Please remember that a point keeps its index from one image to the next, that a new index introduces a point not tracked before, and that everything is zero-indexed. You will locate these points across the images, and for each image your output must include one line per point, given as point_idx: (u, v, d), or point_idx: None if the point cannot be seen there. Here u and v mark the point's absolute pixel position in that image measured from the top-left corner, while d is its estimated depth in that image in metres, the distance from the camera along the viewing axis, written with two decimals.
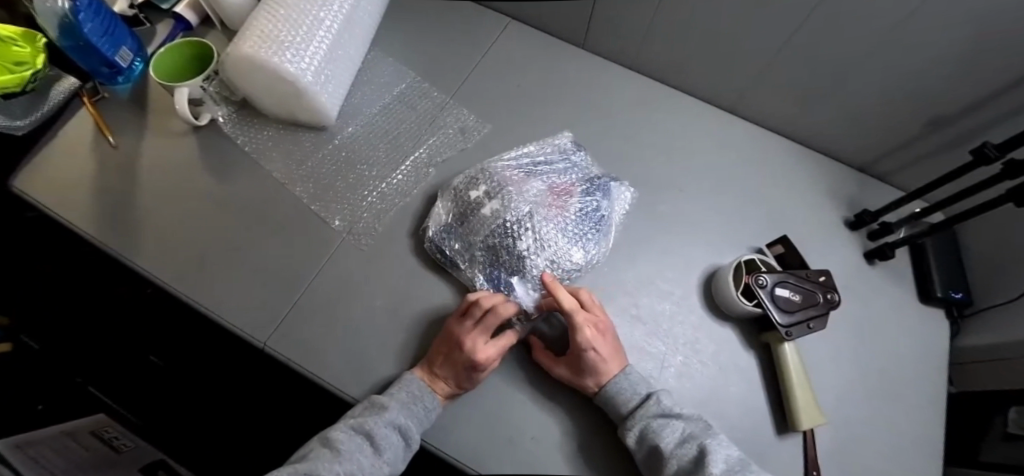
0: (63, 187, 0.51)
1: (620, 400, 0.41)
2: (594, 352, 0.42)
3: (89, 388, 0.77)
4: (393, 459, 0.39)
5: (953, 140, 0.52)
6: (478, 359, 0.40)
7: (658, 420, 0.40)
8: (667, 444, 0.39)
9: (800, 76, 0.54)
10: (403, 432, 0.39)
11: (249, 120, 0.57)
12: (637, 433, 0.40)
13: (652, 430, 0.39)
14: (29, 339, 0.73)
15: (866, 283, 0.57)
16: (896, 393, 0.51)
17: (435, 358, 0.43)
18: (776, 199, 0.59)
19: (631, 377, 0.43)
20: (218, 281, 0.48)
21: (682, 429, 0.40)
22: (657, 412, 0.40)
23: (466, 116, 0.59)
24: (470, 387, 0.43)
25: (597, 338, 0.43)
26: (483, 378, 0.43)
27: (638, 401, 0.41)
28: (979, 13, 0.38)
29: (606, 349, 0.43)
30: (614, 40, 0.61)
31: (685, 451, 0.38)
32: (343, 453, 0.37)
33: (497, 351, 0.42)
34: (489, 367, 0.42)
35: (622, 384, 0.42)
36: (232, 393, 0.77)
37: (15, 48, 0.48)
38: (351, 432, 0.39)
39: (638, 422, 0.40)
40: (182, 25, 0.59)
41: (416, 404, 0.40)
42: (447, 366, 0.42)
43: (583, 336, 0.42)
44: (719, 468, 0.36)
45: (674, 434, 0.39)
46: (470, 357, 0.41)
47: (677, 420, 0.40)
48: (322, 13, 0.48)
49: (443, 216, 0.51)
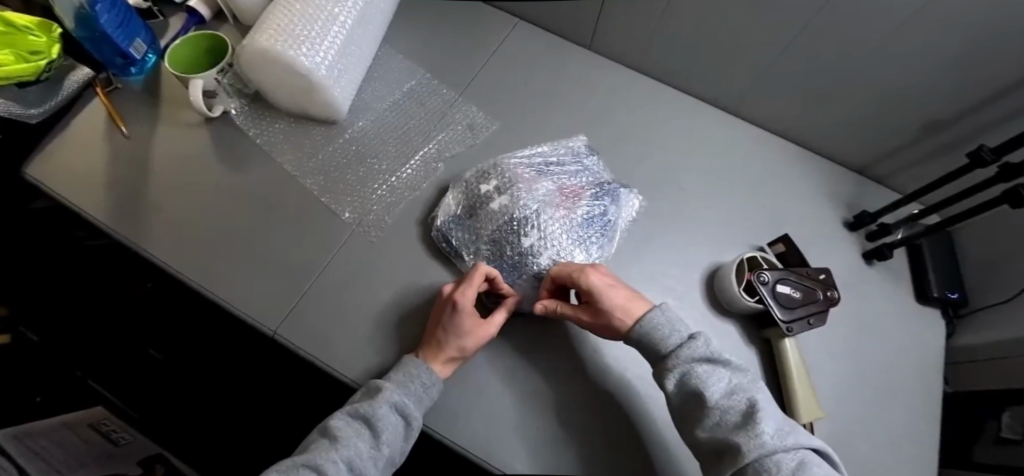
0: (77, 176, 0.52)
1: (660, 337, 0.40)
2: (602, 282, 0.42)
3: (89, 381, 0.76)
4: (393, 441, 0.39)
5: (950, 144, 0.54)
6: (456, 298, 0.43)
7: (702, 365, 0.37)
8: (713, 393, 0.36)
9: (803, 79, 0.55)
10: (401, 410, 0.39)
11: (261, 113, 0.57)
12: (678, 375, 0.38)
13: (694, 375, 0.37)
14: (28, 331, 0.68)
15: (864, 282, 0.58)
16: (893, 390, 0.53)
17: (430, 328, 0.45)
18: (776, 199, 0.61)
19: (669, 315, 0.41)
20: (230, 270, 0.49)
21: (729, 379, 0.37)
22: (702, 355, 0.38)
23: (475, 114, 0.60)
24: (461, 345, 0.42)
25: (594, 270, 0.43)
26: (472, 332, 0.42)
27: (679, 341, 0.39)
28: (977, 19, 0.39)
29: (602, 278, 0.43)
30: (621, 41, 0.62)
31: (732, 402, 0.35)
32: (341, 439, 0.38)
33: (474, 289, 0.43)
34: (472, 316, 0.43)
35: (658, 321, 0.40)
36: (235, 386, 0.78)
37: (32, 37, 0.49)
38: (348, 418, 0.39)
39: (680, 364, 0.38)
40: (195, 18, 0.60)
41: (412, 383, 0.40)
42: (434, 327, 0.44)
43: (561, 270, 0.44)
44: (771, 425, 0.33)
45: (721, 384, 0.36)
46: (450, 303, 0.43)
47: (723, 368, 0.37)
48: (337, 9, 0.49)
49: (453, 206, 0.52)
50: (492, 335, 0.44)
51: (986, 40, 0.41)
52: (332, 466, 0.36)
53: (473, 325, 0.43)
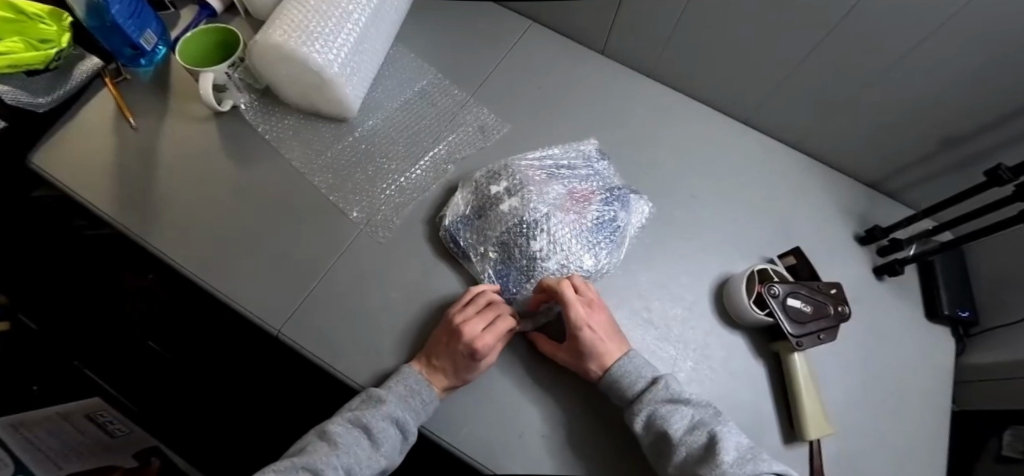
0: (83, 168, 0.51)
1: (627, 382, 0.42)
2: (591, 333, 0.43)
3: (87, 371, 0.73)
4: (390, 452, 0.39)
5: (965, 160, 0.53)
6: (477, 346, 0.41)
7: (665, 405, 0.40)
8: (676, 430, 0.39)
9: (818, 92, 0.55)
10: (400, 425, 0.40)
11: (271, 108, 0.57)
12: (646, 416, 0.40)
13: (659, 416, 0.40)
14: (28, 319, 0.67)
15: (874, 298, 0.57)
16: (904, 411, 0.52)
17: (435, 350, 0.43)
18: (788, 211, 0.60)
19: (635, 361, 0.43)
20: (236, 267, 0.48)
21: (691, 415, 0.40)
22: (665, 397, 0.41)
23: (486, 116, 0.60)
24: (468, 379, 0.42)
25: (594, 319, 0.44)
26: (481, 370, 0.43)
27: (644, 385, 0.42)
28: (995, 36, 0.39)
29: (602, 330, 0.44)
30: (634, 48, 0.61)
31: (694, 437, 0.39)
32: (340, 446, 0.38)
33: (494, 335, 0.42)
34: (487, 357, 0.42)
35: (626, 368, 0.42)
36: (235, 382, 0.76)
37: (42, 26, 0.47)
38: (348, 425, 0.39)
39: (646, 406, 0.40)
40: (207, 11, 0.59)
41: (413, 398, 0.40)
42: (445, 352, 0.42)
43: (575, 312, 0.44)
44: (730, 455, 0.37)
45: (684, 420, 0.40)
46: (468, 346, 0.41)
47: (685, 406, 0.41)
48: (351, 6, 0.48)
49: (462, 206, 0.52)
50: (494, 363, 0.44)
51: (1006, 56, 0.40)
52: (331, 472, 0.35)
53: (484, 363, 0.43)
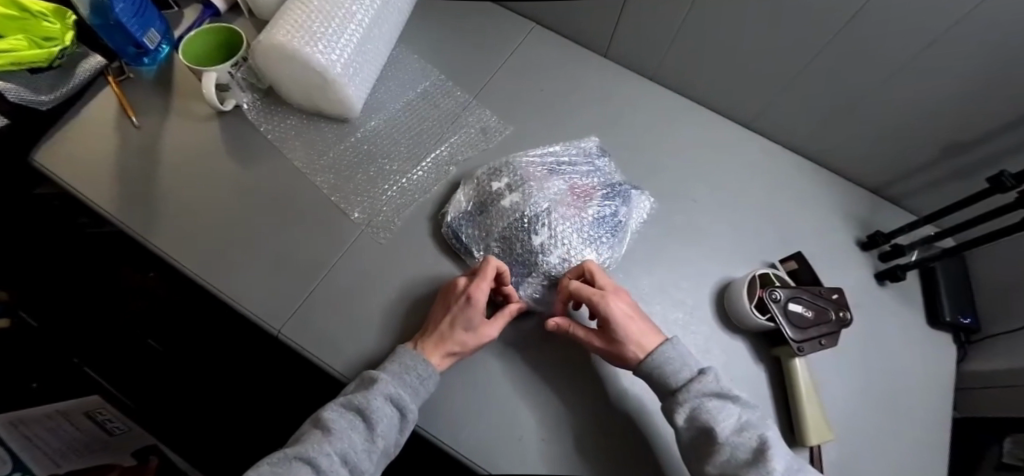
0: (85, 166, 0.51)
1: (670, 370, 0.41)
2: (617, 311, 0.43)
3: (86, 368, 0.70)
4: (388, 433, 0.38)
5: (968, 167, 0.53)
6: (469, 292, 0.43)
7: (711, 400, 0.39)
8: (724, 428, 0.38)
9: (823, 97, 0.55)
10: (396, 402, 0.38)
11: (273, 107, 0.57)
12: (688, 410, 0.39)
13: (705, 410, 0.38)
14: (29, 317, 0.62)
15: (876, 304, 0.57)
16: (905, 417, 0.52)
17: (432, 319, 0.45)
18: (790, 216, 0.60)
19: (679, 349, 0.42)
20: (237, 268, 0.48)
21: (738, 414, 0.39)
22: (711, 391, 0.40)
23: (489, 117, 0.60)
24: (462, 340, 0.42)
25: (613, 297, 0.44)
26: (476, 328, 0.43)
27: (688, 376, 0.41)
28: (999, 41, 0.39)
29: (624, 306, 0.44)
30: (638, 51, 0.61)
31: (743, 438, 0.38)
32: (334, 431, 0.36)
33: (486, 284, 0.44)
34: (480, 311, 0.43)
35: (669, 354, 0.41)
36: (235, 381, 0.76)
37: (47, 23, 0.47)
38: (341, 409, 0.38)
39: (690, 399, 0.39)
40: (211, 11, 0.60)
41: (409, 374, 0.40)
42: (441, 315, 0.44)
43: (585, 288, 0.44)
44: (782, 463, 0.36)
45: (732, 419, 0.38)
46: (462, 295, 0.44)
47: (732, 404, 0.40)
48: (355, 7, 0.48)
49: (463, 203, 0.52)
50: (492, 331, 0.43)
51: (1011, 62, 0.40)
52: (325, 459, 0.34)
53: (478, 320, 0.43)
